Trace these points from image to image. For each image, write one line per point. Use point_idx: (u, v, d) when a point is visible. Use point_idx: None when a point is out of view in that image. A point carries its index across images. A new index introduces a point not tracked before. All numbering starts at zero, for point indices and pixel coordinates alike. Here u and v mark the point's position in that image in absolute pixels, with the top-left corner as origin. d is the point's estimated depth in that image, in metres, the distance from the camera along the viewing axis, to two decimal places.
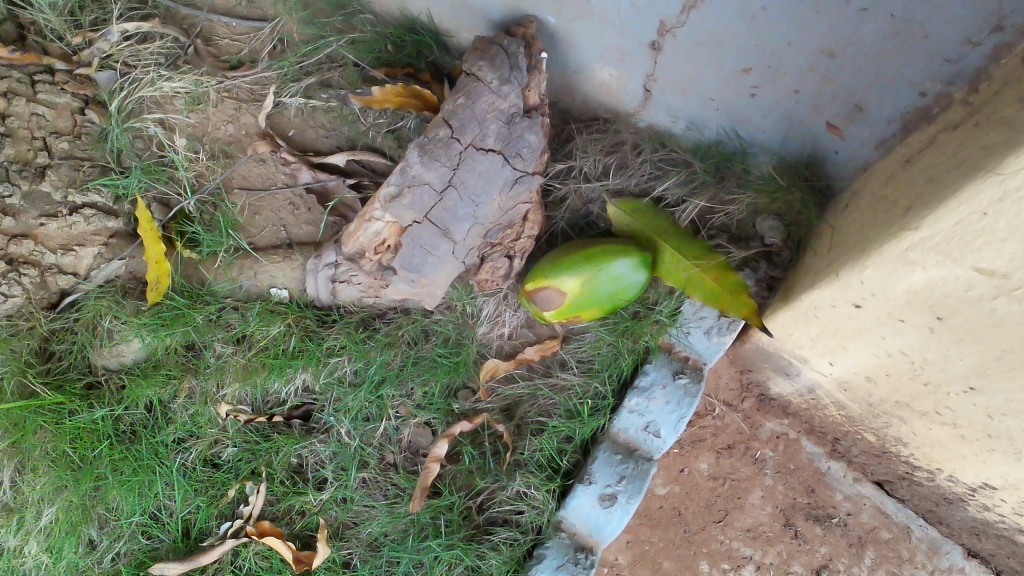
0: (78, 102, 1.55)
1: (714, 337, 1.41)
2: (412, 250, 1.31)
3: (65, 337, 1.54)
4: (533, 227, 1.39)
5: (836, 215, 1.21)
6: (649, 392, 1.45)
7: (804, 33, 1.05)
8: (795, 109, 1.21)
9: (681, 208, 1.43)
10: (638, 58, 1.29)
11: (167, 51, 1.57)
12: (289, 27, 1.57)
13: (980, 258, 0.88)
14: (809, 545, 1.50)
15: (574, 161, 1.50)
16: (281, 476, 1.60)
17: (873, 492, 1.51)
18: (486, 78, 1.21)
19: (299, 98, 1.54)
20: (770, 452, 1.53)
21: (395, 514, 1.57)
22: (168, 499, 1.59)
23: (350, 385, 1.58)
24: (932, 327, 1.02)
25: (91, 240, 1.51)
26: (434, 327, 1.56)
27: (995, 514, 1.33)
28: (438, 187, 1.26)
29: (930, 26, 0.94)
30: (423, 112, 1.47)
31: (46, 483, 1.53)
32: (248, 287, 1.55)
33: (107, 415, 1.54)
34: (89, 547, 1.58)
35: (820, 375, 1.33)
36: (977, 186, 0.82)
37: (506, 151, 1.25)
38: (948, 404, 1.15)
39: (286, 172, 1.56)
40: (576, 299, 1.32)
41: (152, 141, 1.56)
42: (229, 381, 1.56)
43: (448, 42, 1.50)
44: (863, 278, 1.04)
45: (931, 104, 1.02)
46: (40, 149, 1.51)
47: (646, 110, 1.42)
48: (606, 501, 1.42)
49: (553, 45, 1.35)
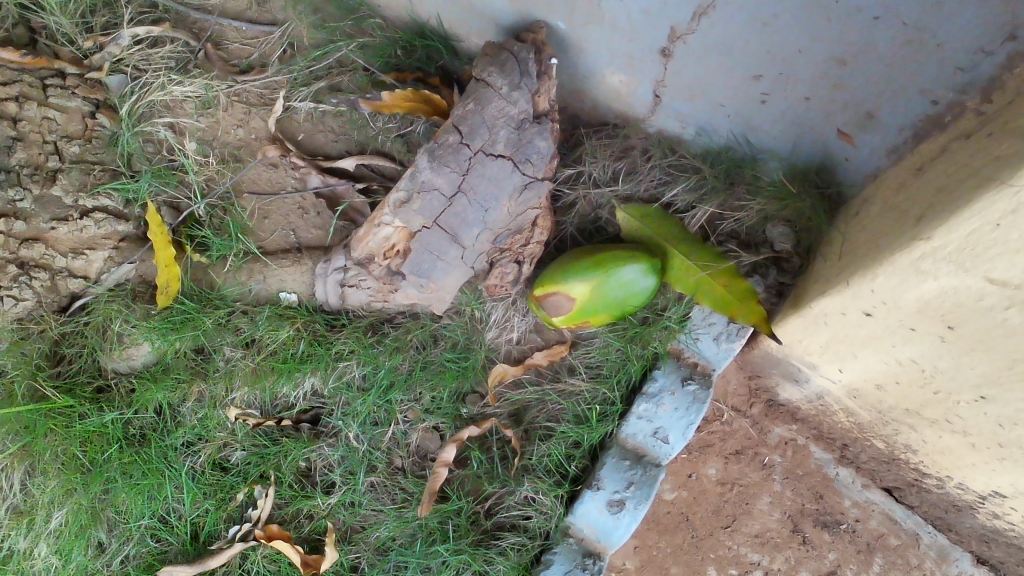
0: (89, 105, 1.56)
1: (723, 343, 1.41)
2: (421, 255, 1.31)
3: (75, 341, 1.55)
4: (541, 233, 1.39)
5: (847, 222, 1.21)
6: (658, 398, 1.45)
7: (815, 40, 1.05)
8: (805, 116, 1.20)
9: (691, 214, 1.43)
10: (648, 64, 1.29)
11: (177, 55, 1.59)
12: (299, 31, 1.57)
13: (993, 268, 0.87)
14: (817, 551, 1.50)
15: (583, 166, 1.51)
16: (289, 480, 1.60)
17: (883, 498, 1.50)
18: (496, 84, 1.21)
19: (309, 103, 1.54)
20: (778, 457, 1.53)
21: (403, 518, 1.57)
22: (176, 502, 1.59)
23: (359, 390, 1.58)
24: (943, 336, 1.02)
25: (102, 244, 1.52)
26: (442, 331, 1.57)
27: (1005, 522, 1.33)
28: (448, 193, 1.26)
29: (942, 34, 0.94)
30: (432, 117, 1.47)
31: (55, 486, 1.54)
32: (258, 291, 1.56)
33: (117, 418, 1.55)
34: (98, 549, 1.59)
35: (829, 383, 1.33)
36: (990, 196, 0.82)
37: (516, 156, 1.25)
38: (958, 413, 1.15)
39: (296, 176, 1.56)
40: (584, 305, 1.33)
41: (162, 145, 1.57)
42: (237, 385, 1.57)
43: (458, 47, 1.50)
44: (874, 286, 1.04)
45: (943, 112, 1.02)
46: (51, 153, 1.51)
47: (656, 115, 1.42)
48: (614, 506, 1.42)
49: (563, 50, 1.35)
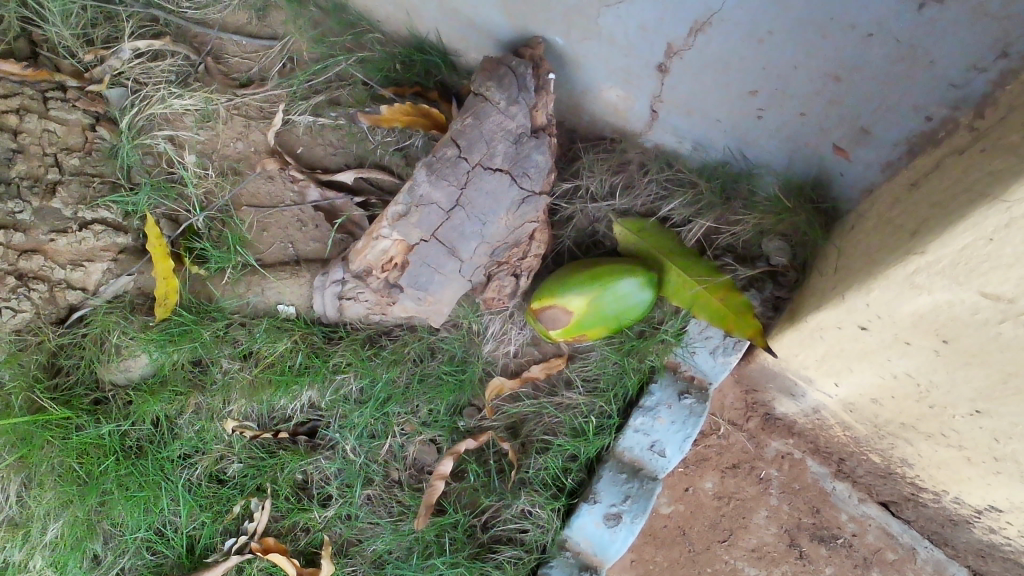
0: (89, 118, 1.57)
1: (719, 356, 1.41)
2: (418, 268, 1.31)
3: (73, 352, 1.55)
4: (539, 246, 1.40)
5: (842, 237, 1.22)
6: (655, 412, 1.45)
7: (811, 57, 1.06)
8: (800, 131, 1.21)
9: (688, 228, 1.44)
10: (645, 79, 1.30)
11: (177, 69, 1.60)
12: (299, 45, 1.59)
13: (987, 282, 0.88)
14: (815, 566, 1.49)
15: (580, 180, 1.52)
16: (286, 492, 1.60)
17: (879, 512, 1.50)
18: (494, 99, 1.22)
19: (308, 116, 1.55)
20: (775, 471, 1.53)
21: (399, 531, 1.57)
22: (173, 515, 1.59)
23: (356, 402, 1.59)
24: (938, 350, 1.03)
25: (100, 256, 1.52)
26: (440, 344, 1.57)
27: (1001, 537, 1.33)
28: (446, 207, 1.27)
29: (935, 51, 0.95)
30: (431, 131, 1.48)
31: (51, 498, 1.54)
32: (256, 303, 1.56)
33: (114, 430, 1.55)
34: (94, 562, 1.59)
35: (826, 397, 1.33)
36: (983, 211, 0.83)
37: (513, 170, 1.26)
38: (954, 427, 1.15)
39: (294, 189, 1.57)
40: (582, 318, 1.33)
41: (162, 157, 1.58)
42: (235, 398, 1.57)
43: (457, 61, 1.51)
44: (869, 300, 1.04)
45: (937, 128, 1.03)
46: (51, 165, 1.51)
47: (652, 130, 1.43)
48: (610, 520, 1.42)
49: (561, 66, 1.36)
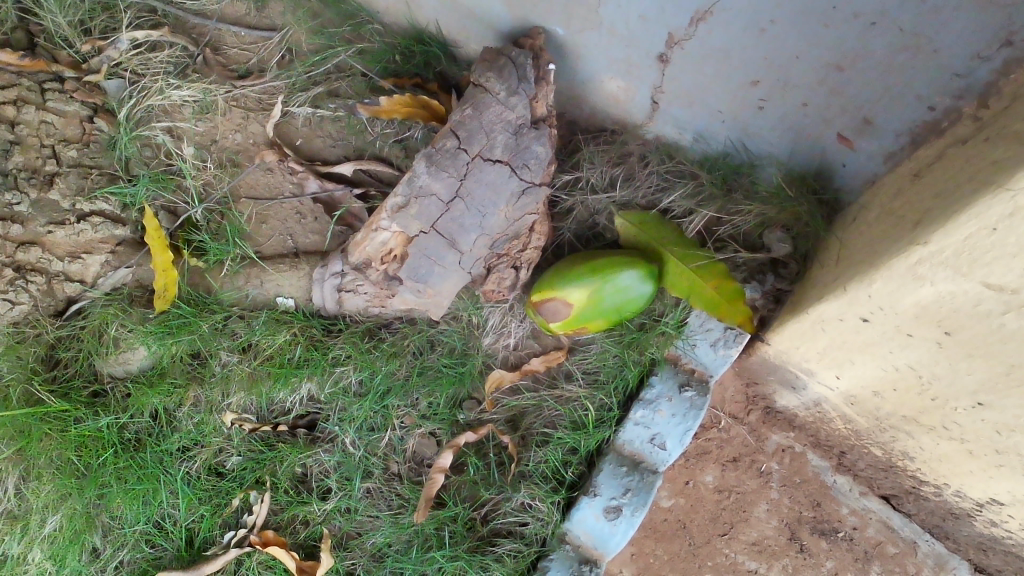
0: (86, 109, 1.55)
1: (720, 349, 1.41)
2: (418, 260, 1.30)
3: (71, 345, 1.55)
4: (539, 238, 1.40)
5: (844, 228, 1.21)
6: (655, 404, 1.44)
7: (813, 47, 1.05)
8: (803, 122, 1.21)
9: (689, 220, 1.44)
10: (646, 70, 1.29)
11: (175, 59, 1.59)
12: (298, 36, 1.58)
13: (990, 273, 0.87)
14: (815, 560, 1.49)
15: (580, 172, 1.51)
16: (285, 485, 1.59)
17: (880, 506, 1.50)
18: (494, 89, 1.21)
19: (307, 108, 1.54)
20: (775, 465, 1.52)
21: (399, 524, 1.56)
22: (172, 508, 1.59)
23: (356, 395, 1.58)
24: (940, 342, 1.02)
25: (98, 248, 1.51)
26: (439, 337, 1.57)
27: (1002, 530, 1.32)
28: (445, 198, 1.26)
29: (939, 40, 0.94)
30: (430, 122, 1.48)
31: (50, 491, 1.53)
32: (254, 295, 1.56)
33: (112, 423, 1.55)
34: (93, 554, 1.59)
35: (827, 390, 1.32)
36: (987, 201, 0.82)
37: (513, 161, 1.24)
38: (956, 419, 1.15)
39: (294, 180, 1.56)
40: (582, 311, 1.32)
41: (160, 149, 1.57)
42: (233, 390, 1.56)
43: (457, 52, 1.50)
44: (871, 292, 1.04)
45: (940, 118, 1.02)
46: (48, 156, 1.51)
47: (653, 121, 1.43)
48: (611, 513, 1.41)
49: (561, 56, 1.35)
